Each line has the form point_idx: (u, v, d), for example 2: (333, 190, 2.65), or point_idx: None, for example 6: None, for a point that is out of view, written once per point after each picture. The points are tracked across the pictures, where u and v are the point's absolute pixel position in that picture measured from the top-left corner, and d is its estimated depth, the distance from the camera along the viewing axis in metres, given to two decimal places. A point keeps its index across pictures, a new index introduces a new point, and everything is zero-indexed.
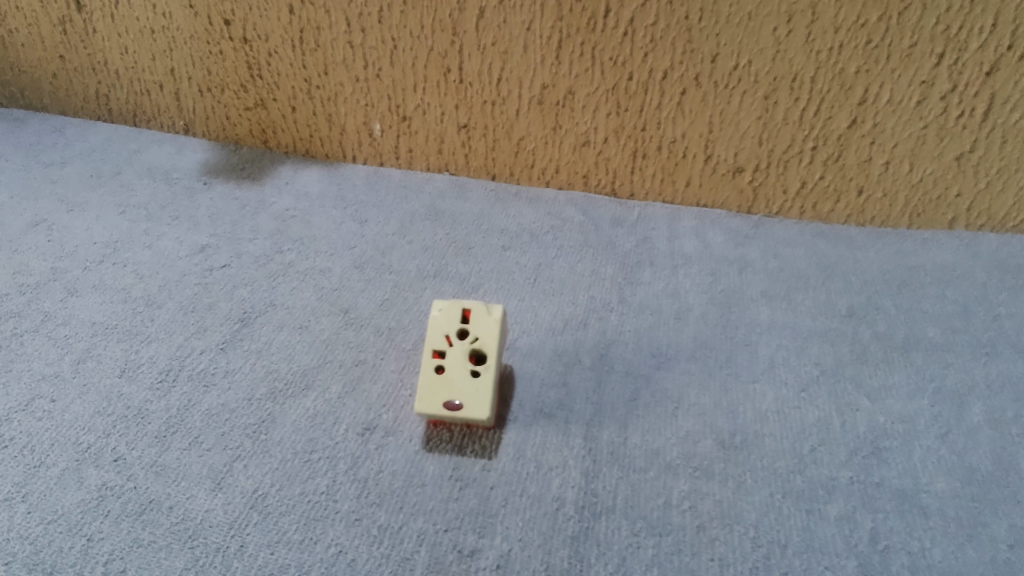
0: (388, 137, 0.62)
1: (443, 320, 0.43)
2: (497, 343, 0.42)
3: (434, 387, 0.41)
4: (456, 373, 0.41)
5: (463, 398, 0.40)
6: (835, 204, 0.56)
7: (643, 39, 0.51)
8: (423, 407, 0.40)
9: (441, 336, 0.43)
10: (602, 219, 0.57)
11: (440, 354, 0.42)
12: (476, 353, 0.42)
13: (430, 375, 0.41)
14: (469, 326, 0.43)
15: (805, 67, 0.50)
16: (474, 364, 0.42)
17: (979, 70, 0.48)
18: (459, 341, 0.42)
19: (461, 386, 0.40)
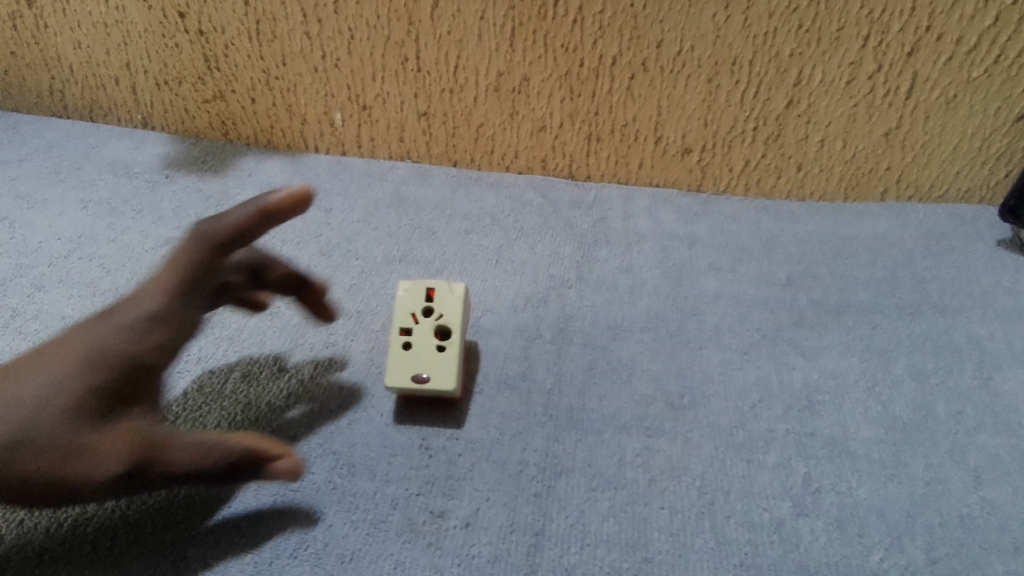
0: (350, 126, 0.63)
1: (409, 299, 0.45)
2: (460, 319, 0.45)
3: (402, 362, 0.43)
4: (423, 348, 0.43)
5: (429, 371, 0.43)
6: (777, 180, 0.60)
7: (592, 26, 0.53)
8: (393, 381, 0.42)
9: (406, 315, 0.45)
10: (560, 201, 0.60)
11: (406, 331, 0.44)
12: (441, 330, 0.44)
13: (398, 351, 0.43)
14: (434, 304, 0.45)
15: (744, 51, 0.53)
16: (439, 339, 0.44)
17: (901, 51, 0.51)
18: (424, 318, 0.45)
19: (428, 361, 0.43)
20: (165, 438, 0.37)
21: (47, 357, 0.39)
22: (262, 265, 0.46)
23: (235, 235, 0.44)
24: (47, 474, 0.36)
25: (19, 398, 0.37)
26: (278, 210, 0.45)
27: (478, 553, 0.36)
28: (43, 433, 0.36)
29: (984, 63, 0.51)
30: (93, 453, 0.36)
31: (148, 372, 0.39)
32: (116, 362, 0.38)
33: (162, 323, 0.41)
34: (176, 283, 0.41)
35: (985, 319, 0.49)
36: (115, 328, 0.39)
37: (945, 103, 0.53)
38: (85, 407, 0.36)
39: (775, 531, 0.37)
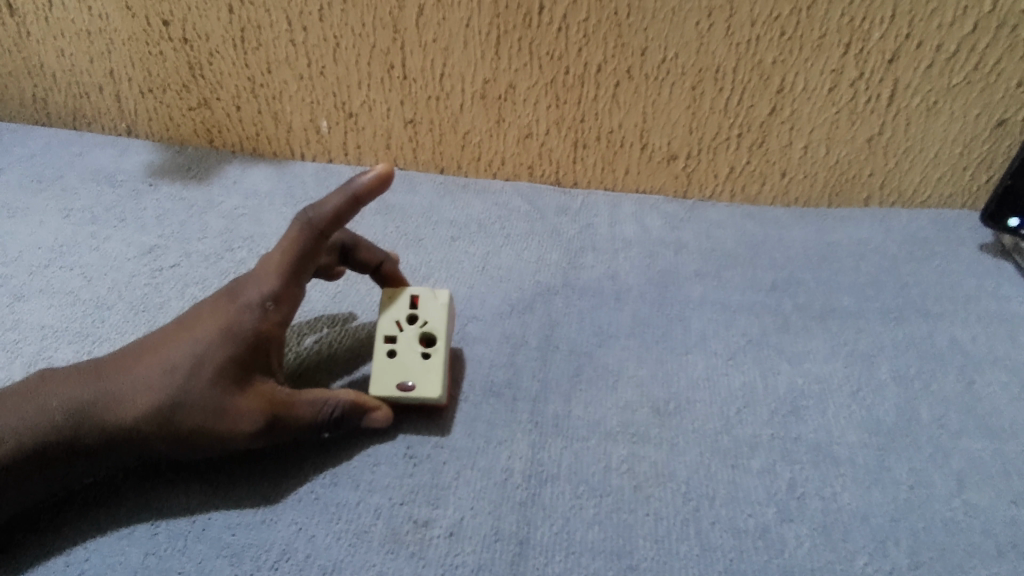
0: (336, 134, 0.63)
1: (393, 306, 0.45)
2: (444, 326, 0.44)
3: (387, 371, 0.43)
4: (408, 356, 0.43)
5: (414, 380, 0.42)
6: (761, 186, 0.60)
7: (576, 33, 0.53)
8: (378, 390, 0.42)
9: (391, 322, 0.44)
10: (547, 207, 0.60)
11: (391, 339, 0.44)
12: (425, 337, 0.44)
13: (382, 359, 0.43)
14: (418, 311, 0.45)
15: (726, 59, 0.52)
16: (424, 346, 0.44)
17: (882, 58, 0.51)
18: (409, 324, 0.44)
19: (413, 369, 0.43)
20: (288, 396, 0.39)
21: (178, 329, 0.39)
22: (351, 250, 0.47)
23: (334, 215, 0.40)
24: (185, 436, 0.37)
25: (160, 366, 0.38)
26: (366, 197, 0.40)
27: (462, 562, 0.36)
28: (182, 401, 0.37)
29: (964, 70, 0.50)
30: (243, 415, 0.37)
31: (275, 342, 0.40)
32: (240, 338, 0.38)
33: (279, 304, 0.40)
34: (287, 263, 0.40)
35: (968, 324, 0.49)
36: (233, 304, 0.39)
37: (926, 109, 0.53)
38: (229, 376, 0.37)
39: (760, 537, 0.37)
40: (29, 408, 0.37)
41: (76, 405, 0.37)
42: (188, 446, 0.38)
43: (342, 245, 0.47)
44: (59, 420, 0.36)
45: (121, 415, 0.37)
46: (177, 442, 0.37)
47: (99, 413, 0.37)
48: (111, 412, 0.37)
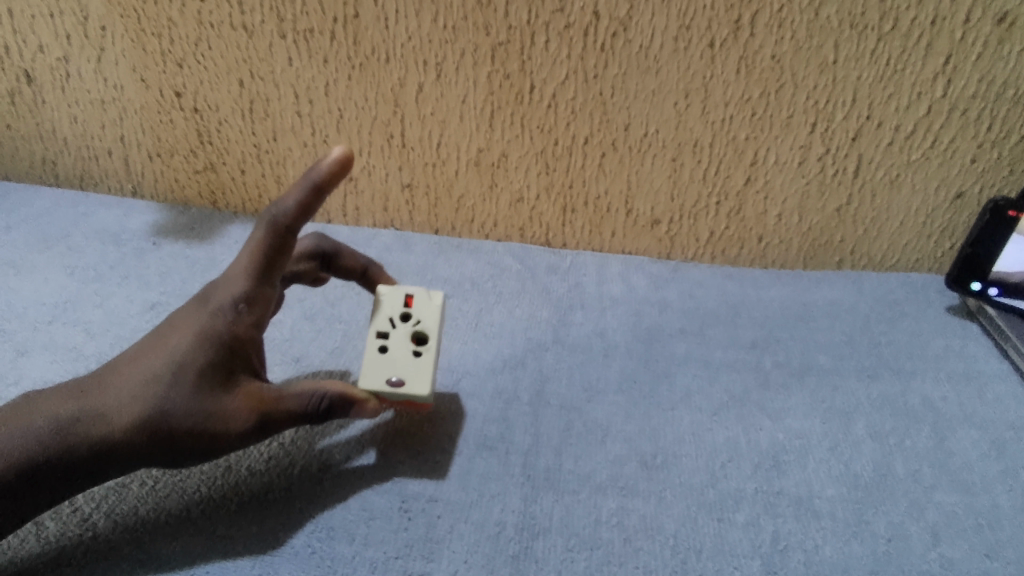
0: (336, 196, 0.66)
1: (387, 304, 0.47)
2: (437, 326, 0.46)
3: (378, 364, 0.44)
4: (400, 352, 0.45)
5: (405, 375, 0.44)
6: (740, 250, 0.63)
7: (564, 110, 0.56)
8: (368, 381, 0.43)
9: (384, 319, 0.46)
10: (538, 267, 0.63)
11: (384, 335, 0.45)
12: (417, 336, 0.46)
13: (374, 354, 0.44)
14: (411, 311, 0.47)
15: (704, 134, 0.55)
16: (416, 344, 0.45)
17: (846, 136, 0.54)
18: (402, 323, 0.46)
19: (404, 365, 0.44)
20: (273, 394, 0.40)
21: (154, 340, 0.40)
22: (330, 254, 0.51)
23: (299, 208, 0.40)
24: (174, 445, 0.38)
25: (140, 377, 0.38)
26: (329, 185, 0.41)
27: None
28: (165, 410, 0.37)
29: (922, 147, 0.54)
30: (230, 416, 0.38)
31: (252, 342, 0.40)
32: (216, 342, 0.39)
33: (253, 304, 0.40)
34: (257, 263, 0.41)
35: (937, 382, 0.52)
36: (206, 309, 0.40)
37: (889, 182, 0.56)
38: (212, 381, 0.38)
39: None
40: (12, 433, 0.37)
41: (59, 426, 0.37)
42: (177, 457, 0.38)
43: (321, 251, 0.50)
44: (44, 442, 0.37)
45: (105, 429, 0.37)
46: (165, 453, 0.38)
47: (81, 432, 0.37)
48: (94, 429, 0.37)
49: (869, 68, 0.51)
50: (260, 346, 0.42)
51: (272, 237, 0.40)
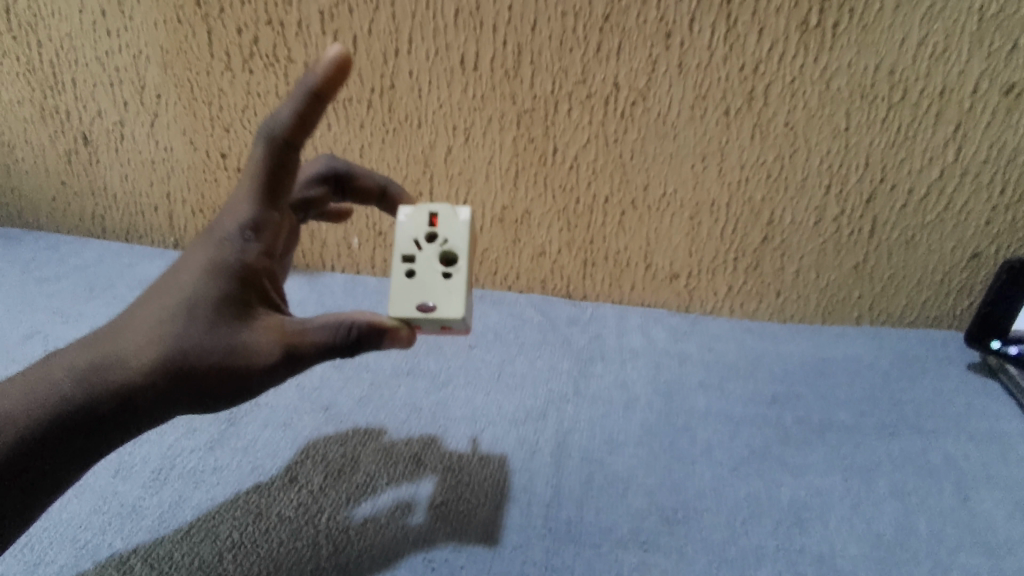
0: (365, 249, 0.69)
1: (411, 225, 0.43)
2: (466, 244, 0.42)
3: (406, 290, 0.40)
4: (428, 275, 0.41)
5: (436, 298, 0.40)
6: (759, 304, 0.63)
7: (586, 170, 0.57)
8: (396, 308, 0.40)
9: (409, 242, 0.42)
10: (559, 318, 0.64)
11: (409, 258, 0.41)
12: (446, 256, 0.42)
13: (401, 279, 0.41)
14: (438, 230, 0.43)
15: (720, 195, 0.56)
16: (445, 266, 0.41)
17: (860, 198, 0.54)
18: (428, 244, 0.42)
19: (434, 289, 0.40)
20: (289, 325, 0.39)
21: (166, 278, 0.41)
22: (342, 176, 0.52)
23: (297, 119, 0.40)
24: (197, 380, 0.38)
25: (156, 318, 0.39)
26: (325, 91, 0.40)
27: None
28: (182, 344, 0.38)
29: (936, 209, 0.54)
30: (250, 346, 0.38)
31: (264, 271, 0.41)
32: (227, 272, 0.39)
33: (260, 230, 0.41)
34: (261, 186, 0.41)
35: (960, 441, 0.52)
36: (215, 240, 0.40)
37: (905, 242, 0.56)
38: (227, 309, 0.38)
39: None
40: (46, 388, 0.39)
41: (80, 377, 0.39)
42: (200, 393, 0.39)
43: (332, 177, 0.51)
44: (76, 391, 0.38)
45: (127, 371, 0.38)
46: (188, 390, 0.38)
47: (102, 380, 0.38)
48: (115, 373, 0.38)
49: (880, 135, 0.51)
50: (272, 276, 0.42)
51: (272, 155, 0.40)
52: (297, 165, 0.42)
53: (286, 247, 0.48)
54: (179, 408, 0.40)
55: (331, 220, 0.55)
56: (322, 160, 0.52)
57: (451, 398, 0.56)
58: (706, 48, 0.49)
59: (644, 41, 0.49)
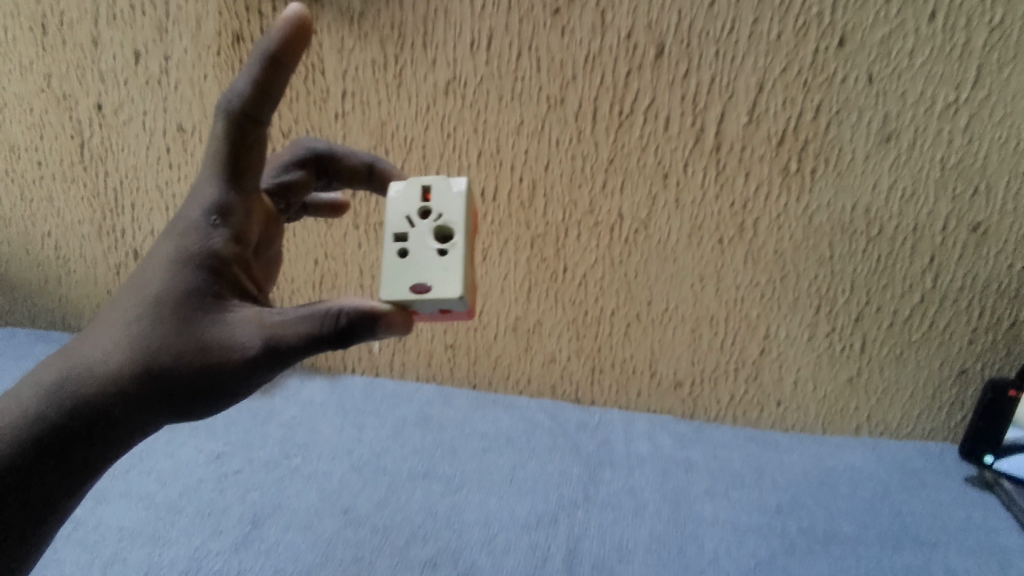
0: (386, 353, 0.73)
1: (402, 200, 0.41)
2: (462, 218, 0.41)
3: (401, 271, 0.39)
4: (422, 254, 0.40)
5: (431, 278, 0.39)
6: (760, 411, 0.66)
7: (593, 287, 0.62)
8: (390, 291, 0.39)
9: (402, 219, 0.41)
10: (568, 422, 0.67)
11: (402, 238, 0.40)
12: (441, 232, 0.41)
13: (394, 260, 0.40)
14: (431, 205, 0.41)
15: (719, 311, 0.60)
16: (439, 243, 0.40)
17: (849, 317, 0.57)
18: (422, 221, 0.41)
19: (430, 268, 0.39)
20: (269, 317, 0.37)
21: (130, 275, 0.39)
22: (324, 158, 0.50)
23: (256, 88, 0.39)
24: (174, 383, 0.36)
25: (127, 319, 0.37)
26: (284, 55, 0.39)
27: None
28: (153, 344, 0.36)
29: (920, 328, 0.56)
30: (227, 342, 0.36)
31: (234, 258, 0.40)
32: (194, 263, 0.38)
33: (226, 213, 0.40)
34: (223, 167, 0.40)
35: (961, 554, 0.53)
36: (180, 231, 0.39)
37: (894, 357, 0.59)
38: (198, 304, 0.37)
39: None
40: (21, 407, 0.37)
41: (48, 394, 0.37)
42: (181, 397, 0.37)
43: (312, 159, 0.50)
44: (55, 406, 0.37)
45: (97, 380, 0.37)
46: (164, 393, 0.37)
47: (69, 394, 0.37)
48: (85, 382, 0.37)
49: (863, 263, 0.54)
50: (244, 262, 0.41)
51: (230, 127, 0.39)
52: (261, 136, 0.41)
53: (266, 236, 0.46)
54: (161, 415, 0.38)
55: (329, 213, 0.54)
56: (299, 143, 0.50)
57: (466, 502, 0.58)
58: (700, 187, 0.54)
59: (644, 179, 0.54)
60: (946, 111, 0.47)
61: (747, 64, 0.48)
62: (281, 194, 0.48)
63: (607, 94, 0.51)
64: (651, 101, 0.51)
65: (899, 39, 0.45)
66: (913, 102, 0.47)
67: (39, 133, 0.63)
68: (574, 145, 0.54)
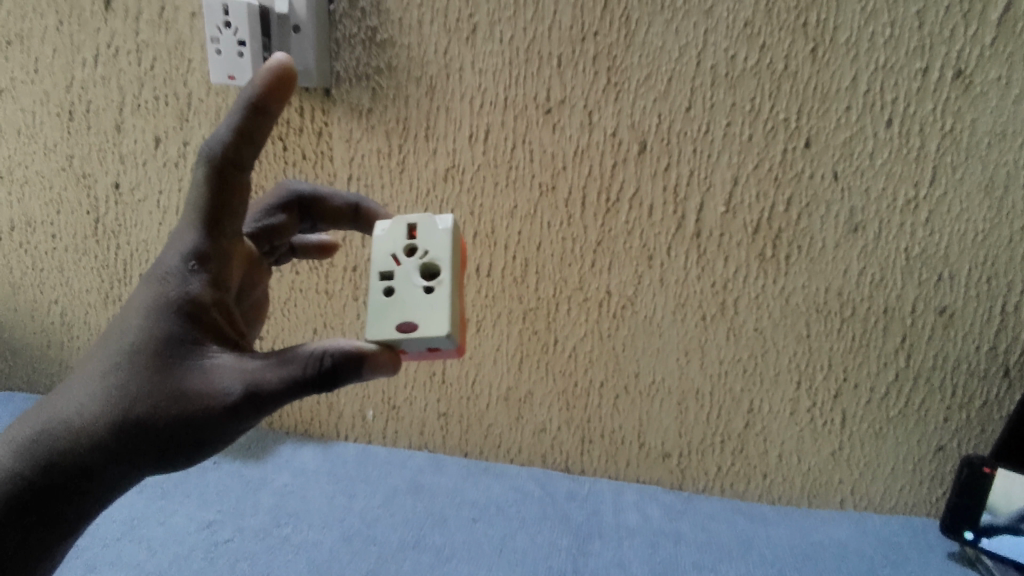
0: (379, 420, 0.73)
1: (388, 238, 0.41)
2: (448, 254, 0.40)
3: (387, 311, 0.39)
4: (408, 292, 0.39)
5: (418, 317, 0.38)
6: (747, 484, 0.66)
7: (583, 359, 0.63)
8: (376, 331, 0.38)
9: (388, 258, 0.41)
10: (558, 492, 0.67)
11: (388, 277, 0.40)
12: (428, 269, 0.40)
13: (380, 299, 0.39)
14: (417, 242, 0.41)
15: (704, 385, 0.62)
16: (426, 280, 0.40)
17: (829, 393, 0.59)
18: (408, 258, 0.41)
19: (416, 306, 0.39)
20: (249, 363, 0.36)
21: (111, 324, 0.38)
22: (307, 201, 0.51)
23: (237, 134, 0.38)
24: (149, 437, 0.35)
25: (105, 368, 0.36)
26: (267, 102, 0.39)
27: None
28: (131, 394, 0.35)
29: (896, 406, 0.58)
30: (205, 390, 0.35)
31: (212, 303, 0.39)
32: (172, 310, 0.37)
33: (204, 258, 0.39)
34: (200, 211, 0.39)
35: None
36: (159, 277, 0.38)
37: (874, 433, 0.60)
38: (177, 351, 0.36)
39: None
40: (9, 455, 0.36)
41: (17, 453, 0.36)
42: (156, 451, 0.35)
43: (294, 202, 0.50)
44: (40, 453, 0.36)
45: (70, 434, 0.36)
46: (138, 448, 0.35)
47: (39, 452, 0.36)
48: (58, 437, 0.36)
49: (839, 341, 0.57)
50: (223, 307, 0.40)
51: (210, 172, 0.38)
52: (244, 181, 0.40)
53: (247, 281, 0.46)
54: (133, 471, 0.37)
55: (316, 255, 0.55)
56: (282, 185, 0.50)
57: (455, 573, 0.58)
58: (683, 268, 0.57)
59: (630, 260, 0.58)
60: (907, 206, 0.51)
61: (722, 160, 0.52)
62: (262, 237, 0.48)
63: (595, 183, 0.55)
64: (636, 191, 0.55)
65: (860, 142, 0.50)
66: (876, 198, 0.51)
67: (56, 208, 0.67)
68: (564, 228, 0.58)
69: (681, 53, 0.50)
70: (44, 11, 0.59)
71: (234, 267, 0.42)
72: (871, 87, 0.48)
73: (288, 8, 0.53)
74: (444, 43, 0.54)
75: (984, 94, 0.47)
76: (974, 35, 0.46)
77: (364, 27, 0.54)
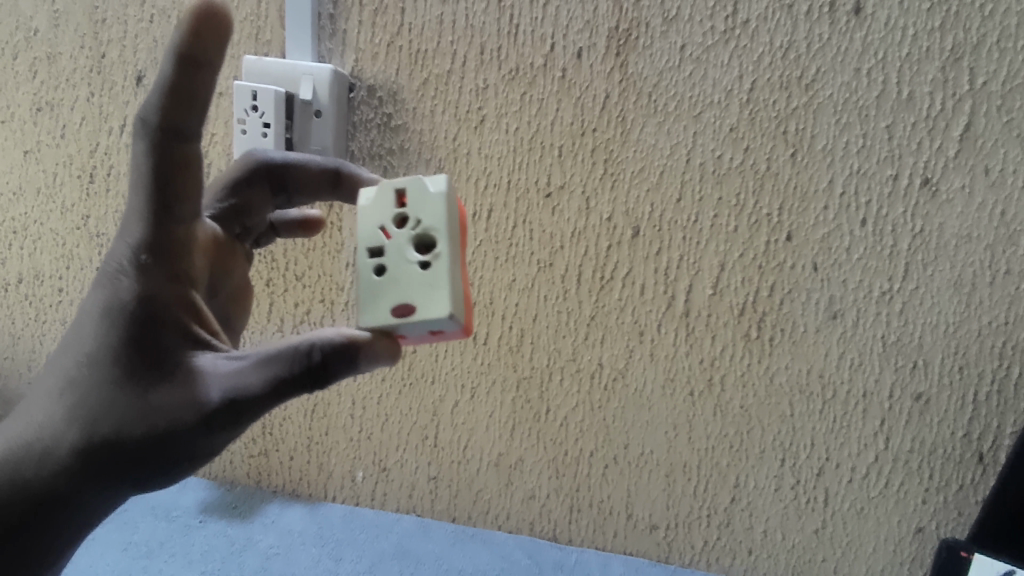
0: (368, 482, 0.72)
1: (375, 209, 0.40)
2: (440, 220, 0.39)
3: (383, 294, 0.38)
4: (402, 269, 0.38)
5: (416, 299, 0.38)
6: (733, 558, 0.65)
7: (573, 429, 0.65)
8: (375, 318, 0.38)
9: (377, 232, 0.39)
10: (545, 561, 0.67)
11: (379, 254, 0.39)
12: (421, 241, 0.39)
13: (373, 279, 0.39)
14: (406, 210, 0.39)
15: (691, 457, 0.63)
16: (420, 253, 0.39)
17: (812, 471, 0.60)
18: (397, 230, 0.39)
19: (414, 287, 0.38)
20: (230, 368, 0.37)
21: (79, 334, 0.39)
22: (277, 170, 0.50)
23: (170, 94, 0.38)
24: (140, 449, 0.36)
25: (87, 382, 0.38)
26: (197, 50, 0.37)
27: None
28: (115, 406, 0.37)
29: (878, 486, 0.59)
30: (187, 395, 0.37)
31: (173, 299, 0.40)
32: (135, 314, 0.38)
33: (158, 252, 0.40)
34: (147, 204, 0.39)
35: None
36: (116, 279, 0.39)
37: (855, 512, 0.60)
38: (154, 359, 0.38)
39: None
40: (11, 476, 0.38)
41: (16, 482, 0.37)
42: (148, 463, 0.36)
43: (263, 173, 0.50)
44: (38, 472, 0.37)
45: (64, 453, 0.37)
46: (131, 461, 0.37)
47: (35, 485, 0.37)
48: (48, 457, 0.37)
49: (820, 421, 0.59)
50: (189, 305, 0.41)
51: (152, 145, 0.38)
52: (189, 152, 0.39)
53: (216, 275, 0.46)
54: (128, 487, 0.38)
55: (302, 231, 0.56)
56: (249, 157, 0.50)
57: None
58: (672, 345, 0.59)
59: (622, 335, 0.60)
60: (882, 297, 0.54)
61: (710, 248, 0.55)
62: (231, 218, 0.49)
63: (590, 262, 0.58)
64: (628, 271, 0.58)
65: (838, 238, 0.53)
66: (853, 288, 0.54)
67: (66, 263, 0.69)
68: (560, 302, 0.60)
69: (672, 151, 0.54)
70: (77, 83, 0.63)
71: (196, 258, 0.43)
72: (847, 188, 0.52)
73: (312, 95, 0.57)
74: (453, 131, 0.58)
75: (950, 200, 0.51)
76: (939, 148, 0.50)
77: (380, 113, 0.58)
